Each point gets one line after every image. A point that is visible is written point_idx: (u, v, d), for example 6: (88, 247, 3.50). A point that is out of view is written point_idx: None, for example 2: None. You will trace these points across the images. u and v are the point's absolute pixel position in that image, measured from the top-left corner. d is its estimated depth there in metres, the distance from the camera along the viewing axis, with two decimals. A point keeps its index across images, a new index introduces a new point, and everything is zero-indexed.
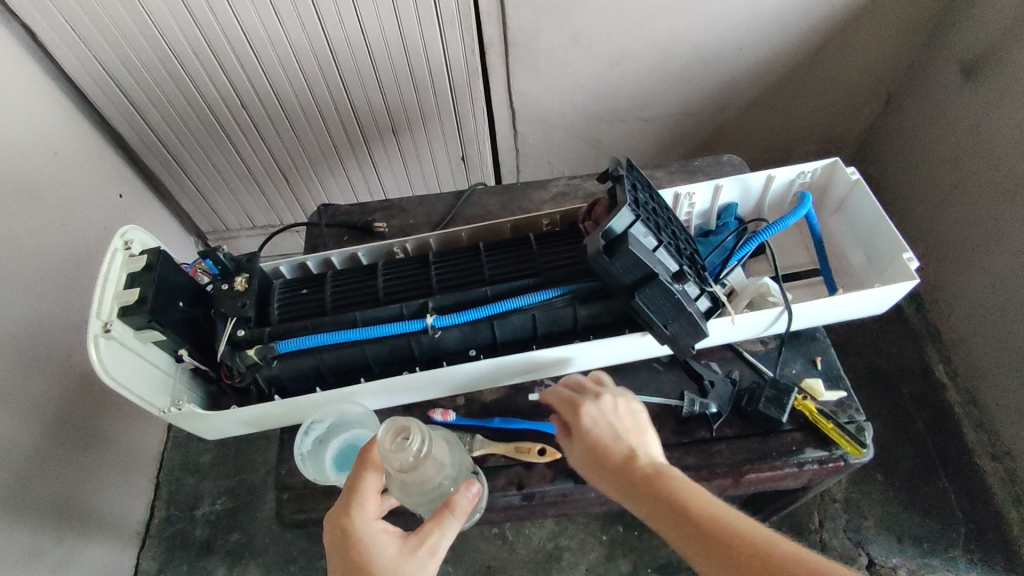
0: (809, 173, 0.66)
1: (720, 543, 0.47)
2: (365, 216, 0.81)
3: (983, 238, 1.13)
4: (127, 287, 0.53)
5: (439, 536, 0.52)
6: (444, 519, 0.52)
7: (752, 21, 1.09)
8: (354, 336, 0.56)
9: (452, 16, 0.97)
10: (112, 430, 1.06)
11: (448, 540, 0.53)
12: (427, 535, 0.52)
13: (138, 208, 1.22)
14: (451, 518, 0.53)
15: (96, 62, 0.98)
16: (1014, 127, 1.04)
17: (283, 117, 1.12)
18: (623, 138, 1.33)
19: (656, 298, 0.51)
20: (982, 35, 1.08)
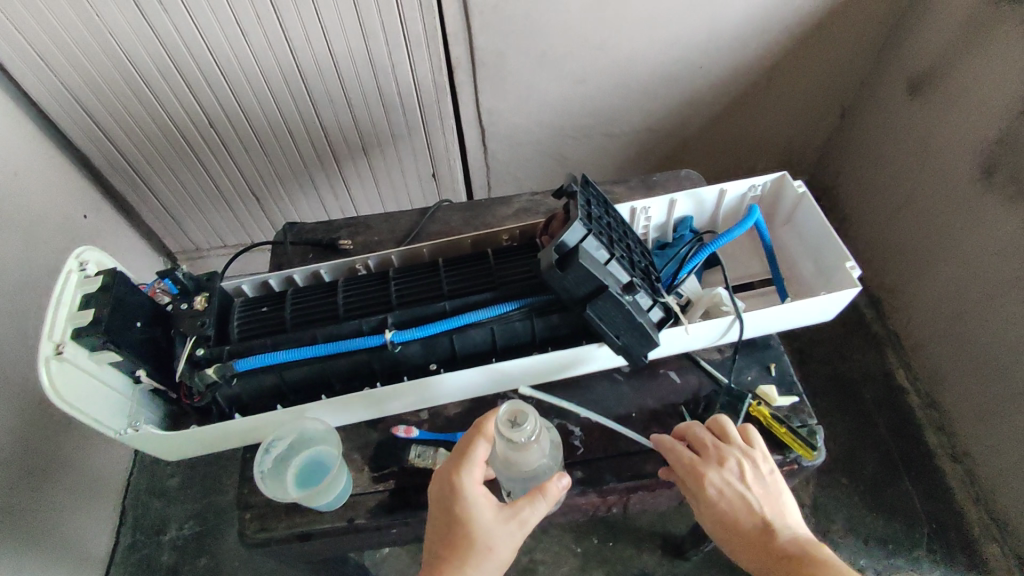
0: (759, 187, 0.69)
1: None
2: (330, 235, 0.81)
3: (936, 246, 1.17)
4: (81, 308, 0.53)
5: (529, 512, 0.55)
6: (536, 498, 0.55)
7: (712, 39, 1.13)
8: (313, 352, 0.56)
9: (418, 36, 0.99)
10: (75, 456, 1.03)
11: (535, 519, 0.55)
12: (520, 510, 0.55)
13: (103, 228, 1.20)
14: (541, 499, 0.55)
15: (59, 83, 0.97)
16: (961, 140, 1.09)
17: (252, 136, 1.12)
18: (590, 155, 1.36)
19: (607, 308, 0.52)
20: (928, 53, 1.14)
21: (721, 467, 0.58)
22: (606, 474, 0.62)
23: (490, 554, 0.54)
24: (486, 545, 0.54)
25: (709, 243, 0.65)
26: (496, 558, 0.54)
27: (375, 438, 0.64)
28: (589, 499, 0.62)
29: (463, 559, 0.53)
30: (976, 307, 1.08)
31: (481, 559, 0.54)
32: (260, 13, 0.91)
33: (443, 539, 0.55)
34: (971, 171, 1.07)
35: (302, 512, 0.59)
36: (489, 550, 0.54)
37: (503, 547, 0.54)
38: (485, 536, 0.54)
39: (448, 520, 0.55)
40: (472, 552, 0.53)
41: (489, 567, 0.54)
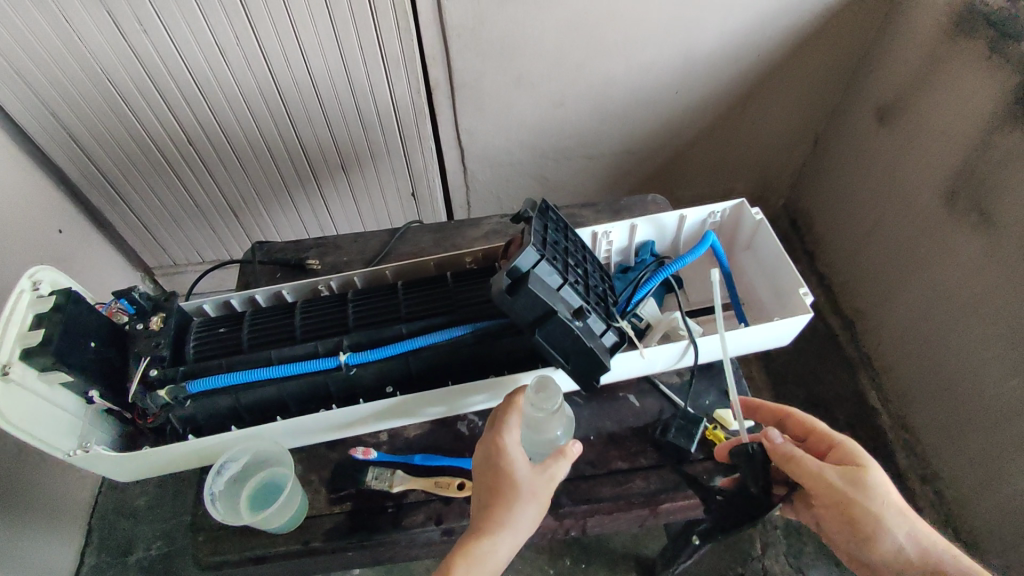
0: (718, 214, 0.70)
1: None
2: (299, 254, 0.82)
3: (904, 270, 1.19)
4: (32, 328, 0.53)
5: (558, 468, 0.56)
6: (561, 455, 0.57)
7: (686, 65, 1.16)
8: (268, 374, 0.56)
9: (396, 58, 1.01)
10: (41, 474, 1.02)
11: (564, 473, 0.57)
12: (551, 462, 0.56)
13: (78, 243, 1.20)
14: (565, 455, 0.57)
15: (35, 98, 0.97)
16: (926, 167, 1.12)
17: (230, 153, 1.13)
18: (569, 176, 1.38)
19: (557, 333, 0.53)
20: (895, 83, 1.17)
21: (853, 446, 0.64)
22: (563, 497, 0.63)
23: (532, 501, 0.54)
24: (529, 492, 0.54)
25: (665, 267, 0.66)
26: (537, 507, 0.55)
27: (333, 460, 0.64)
28: (547, 522, 0.62)
29: (509, 506, 0.53)
30: (942, 330, 1.10)
31: (526, 506, 0.54)
32: (239, 34, 0.92)
33: (488, 492, 0.54)
34: (936, 197, 1.10)
35: (256, 534, 0.59)
36: (533, 496, 0.54)
37: (542, 494, 0.55)
38: (528, 483, 0.54)
39: (489, 472, 0.55)
40: (518, 499, 0.53)
41: (533, 514, 0.54)
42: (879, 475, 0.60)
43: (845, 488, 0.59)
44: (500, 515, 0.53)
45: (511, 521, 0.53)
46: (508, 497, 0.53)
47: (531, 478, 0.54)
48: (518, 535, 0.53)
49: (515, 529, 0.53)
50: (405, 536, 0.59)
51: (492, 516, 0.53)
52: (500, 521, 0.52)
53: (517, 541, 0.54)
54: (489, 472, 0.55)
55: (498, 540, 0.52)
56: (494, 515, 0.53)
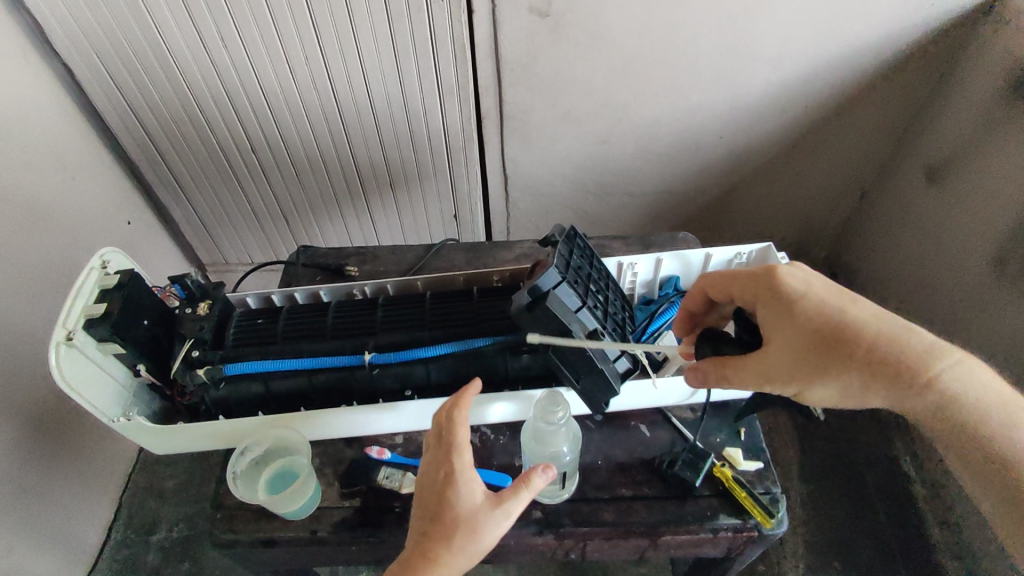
0: (744, 255, 0.72)
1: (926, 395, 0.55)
2: (340, 261, 0.87)
3: (948, 332, 1.16)
4: (97, 301, 0.58)
5: (513, 501, 0.53)
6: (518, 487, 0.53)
7: (733, 112, 1.18)
8: (299, 364, 0.61)
9: (450, 85, 1.07)
10: (83, 446, 1.08)
11: (520, 506, 0.53)
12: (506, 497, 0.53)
13: (143, 234, 1.28)
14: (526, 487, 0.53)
15: (123, 99, 1.08)
16: (976, 231, 1.09)
17: (288, 163, 1.21)
18: (609, 211, 1.40)
19: (569, 351, 0.56)
20: (947, 144, 1.16)
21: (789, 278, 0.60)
22: (565, 518, 0.63)
23: (474, 539, 0.51)
24: (472, 527, 0.51)
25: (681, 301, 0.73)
26: (482, 543, 0.51)
27: (349, 456, 0.67)
28: (546, 540, 0.63)
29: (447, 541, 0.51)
30: None
31: (466, 541, 0.51)
32: (308, 54, 1.00)
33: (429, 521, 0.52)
34: (985, 261, 1.07)
35: (269, 518, 0.62)
36: (476, 532, 0.51)
37: (490, 533, 0.52)
38: (471, 520, 0.51)
39: (437, 499, 0.53)
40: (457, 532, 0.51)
41: (473, 552, 0.51)
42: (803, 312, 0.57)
43: (749, 361, 0.59)
44: (435, 550, 0.51)
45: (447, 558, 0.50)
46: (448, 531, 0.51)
47: (475, 515, 0.51)
48: (455, 570, 0.51)
49: (450, 567, 0.50)
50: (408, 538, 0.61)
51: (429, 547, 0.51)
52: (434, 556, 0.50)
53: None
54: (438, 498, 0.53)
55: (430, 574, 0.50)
56: (431, 547, 0.51)
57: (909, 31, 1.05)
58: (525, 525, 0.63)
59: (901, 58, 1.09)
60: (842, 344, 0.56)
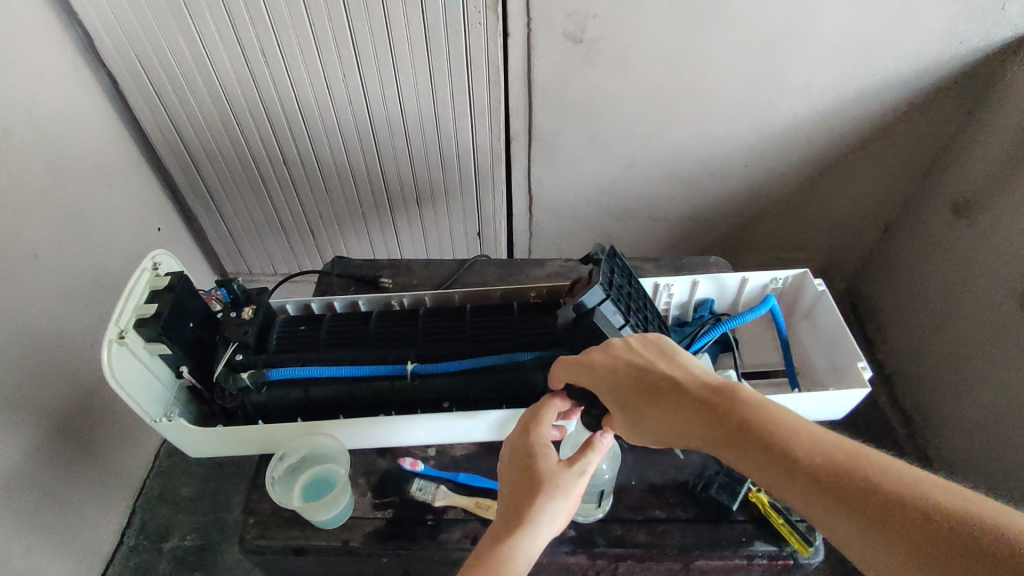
0: (780, 281, 0.75)
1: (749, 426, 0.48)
2: (374, 273, 0.89)
3: (974, 369, 1.15)
4: (147, 301, 0.60)
5: (587, 460, 0.54)
6: (586, 448, 0.55)
7: (759, 141, 1.19)
8: (341, 372, 0.63)
9: (483, 106, 1.09)
10: (104, 448, 1.08)
11: (594, 465, 0.54)
12: (577, 456, 0.54)
13: (173, 241, 1.30)
14: (594, 448, 0.55)
15: (163, 111, 1.10)
16: (1004, 267, 1.08)
17: (318, 177, 1.23)
18: (632, 235, 1.41)
19: None
20: (973, 180, 1.17)
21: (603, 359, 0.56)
22: (597, 538, 0.63)
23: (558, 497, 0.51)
24: (554, 484, 0.51)
25: (724, 322, 0.71)
26: (566, 500, 0.51)
27: (382, 467, 0.67)
28: (578, 560, 0.63)
29: (533, 499, 0.51)
30: (1015, 435, 1.04)
31: (551, 497, 0.51)
32: (346, 72, 1.02)
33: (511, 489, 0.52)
34: (1013, 297, 1.06)
35: (302, 526, 0.63)
36: (556, 488, 0.51)
37: (571, 489, 0.52)
38: (550, 475, 0.52)
39: (518, 469, 0.54)
40: (543, 490, 0.51)
41: (559, 508, 0.51)
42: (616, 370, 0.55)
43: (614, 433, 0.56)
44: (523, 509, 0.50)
45: (534, 515, 0.50)
46: (533, 489, 0.51)
47: (554, 468, 0.52)
48: (546, 526, 0.50)
49: (540, 524, 0.50)
50: (439, 551, 0.61)
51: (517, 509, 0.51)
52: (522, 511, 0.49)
53: (546, 538, 0.50)
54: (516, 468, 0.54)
55: (521, 530, 0.49)
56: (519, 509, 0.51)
57: (936, 67, 1.06)
58: (557, 544, 0.63)
59: (927, 93, 1.11)
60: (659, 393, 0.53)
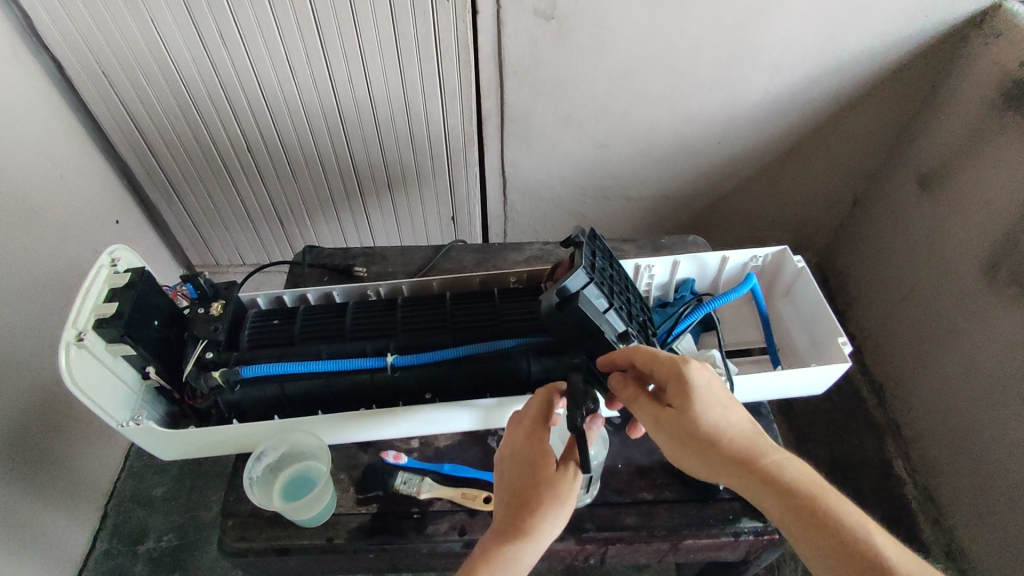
0: (760, 258, 0.75)
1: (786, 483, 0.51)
2: (347, 262, 0.87)
3: (939, 338, 1.18)
4: (107, 300, 0.57)
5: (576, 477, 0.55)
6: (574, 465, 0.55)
7: (731, 118, 1.19)
8: (319, 367, 0.61)
9: (453, 87, 1.06)
10: (70, 452, 1.04)
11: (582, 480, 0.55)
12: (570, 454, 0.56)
13: (133, 234, 1.25)
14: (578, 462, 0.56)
15: (117, 99, 1.05)
16: (968, 239, 1.11)
17: (285, 164, 1.18)
18: (607, 215, 1.40)
19: (600, 351, 0.59)
20: (937, 153, 1.19)
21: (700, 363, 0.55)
22: (585, 522, 0.64)
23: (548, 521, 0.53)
24: (555, 490, 0.53)
25: (707, 303, 0.71)
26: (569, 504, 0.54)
27: (365, 461, 0.66)
28: (568, 546, 0.63)
29: (535, 507, 0.53)
30: (979, 401, 1.08)
31: (555, 505, 0.53)
32: (310, 55, 0.98)
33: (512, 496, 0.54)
34: (976, 268, 1.09)
35: (283, 526, 0.62)
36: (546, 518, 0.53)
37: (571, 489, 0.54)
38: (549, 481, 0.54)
39: (519, 472, 0.54)
40: (544, 497, 0.53)
41: (562, 511, 0.53)
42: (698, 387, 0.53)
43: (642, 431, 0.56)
44: (526, 516, 0.52)
45: (539, 522, 0.52)
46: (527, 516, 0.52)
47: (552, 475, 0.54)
48: (550, 531, 0.53)
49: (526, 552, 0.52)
50: (426, 544, 0.61)
51: (519, 517, 0.52)
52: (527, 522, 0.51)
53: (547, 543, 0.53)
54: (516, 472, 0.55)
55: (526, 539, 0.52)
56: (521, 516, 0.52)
57: (903, 41, 1.07)
58: None
59: (895, 67, 1.12)
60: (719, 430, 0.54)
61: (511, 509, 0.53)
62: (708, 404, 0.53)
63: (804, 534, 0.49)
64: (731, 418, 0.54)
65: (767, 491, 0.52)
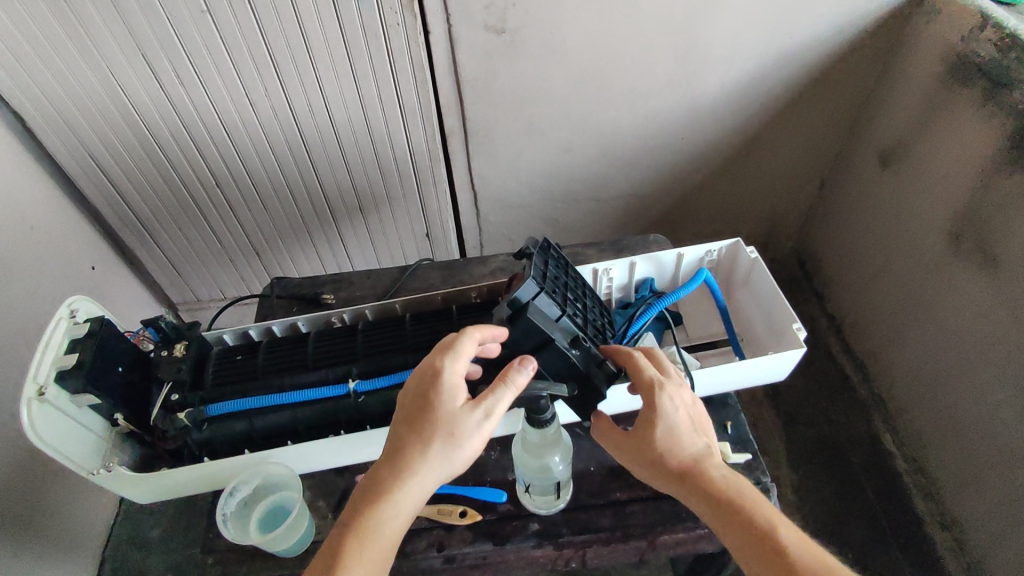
0: (714, 252, 0.77)
1: (726, 502, 0.57)
2: (316, 290, 0.89)
3: (913, 311, 1.20)
4: (67, 351, 0.58)
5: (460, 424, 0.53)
6: (498, 387, 0.54)
7: (692, 110, 1.20)
8: (283, 399, 0.63)
9: (413, 107, 1.07)
10: (62, 502, 1.04)
11: (470, 429, 0.53)
12: (485, 397, 0.54)
13: (110, 279, 1.25)
14: (505, 387, 0.54)
15: (81, 146, 1.06)
16: (932, 211, 1.13)
17: (255, 195, 1.19)
18: (580, 218, 1.42)
19: (555, 359, 0.60)
20: (895, 130, 1.21)
21: (676, 388, 0.60)
22: (559, 528, 0.69)
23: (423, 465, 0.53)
24: (449, 431, 0.53)
25: (659, 301, 0.73)
26: (458, 456, 0.54)
27: (342, 487, 0.68)
28: (546, 552, 0.68)
29: (424, 447, 0.53)
30: (957, 369, 1.09)
31: (443, 448, 0.53)
32: (267, 86, 0.99)
33: (406, 432, 0.53)
34: (942, 239, 1.11)
35: (264, 558, 0.64)
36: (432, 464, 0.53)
37: (470, 438, 0.54)
38: (449, 421, 0.53)
39: (414, 406, 0.55)
40: (435, 438, 0.53)
41: (448, 458, 0.53)
42: (669, 407, 0.59)
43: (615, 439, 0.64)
44: (411, 459, 0.53)
45: (422, 461, 0.53)
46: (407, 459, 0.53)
47: (454, 415, 0.53)
48: (429, 477, 0.54)
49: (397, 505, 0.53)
50: None
51: (403, 455, 0.53)
52: (409, 464, 0.52)
53: (416, 497, 0.54)
54: (417, 406, 0.54)
55: (401, 480, 0.53)
56: (405, 456, 0.53)
57: (852, 20, 1.08)
58: (523, 539, 0.69)
59: (848, 47, 1.13)
60: (678, 450, 0.60)
61: (398, 446, 0.54)
62: (674, 425, 0.59)
63: (739, 541, 0.55)
64: (692, 438, 0.60)
65: (710, 502, 0.57)
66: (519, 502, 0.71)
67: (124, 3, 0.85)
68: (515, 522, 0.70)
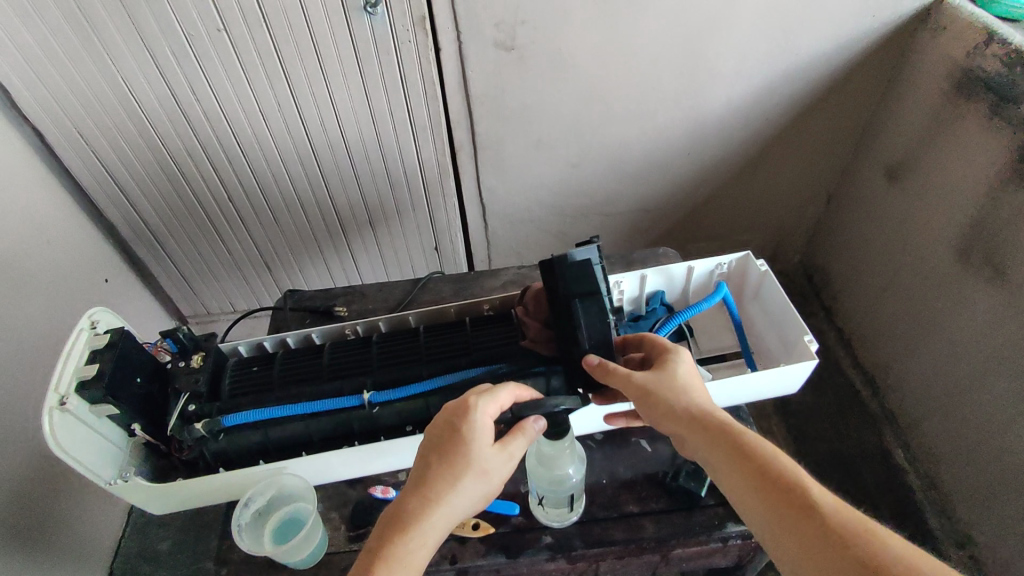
0: (725, 265, 0.78)
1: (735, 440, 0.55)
2: (328, 302, 0.90)
3: (923, 324, 1.19)
4: (89, 361, 0.60)
5: (488, 461, 0.54)
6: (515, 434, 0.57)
7: (698, 124, 1.21)
8: (299, 409, 0.64)
9: (424, 122, 1.08)
10: (71, 514, 1.04)
11: (498, 470, 0.55)
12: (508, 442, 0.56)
13: (123, 291, 1.27)
14: (521, 435, 0.57)
15: (98, 161, 1.08)
16: (940, 225, 1.13)
17: (266, 210, 1.21)
18: (588, 232, 1.43)
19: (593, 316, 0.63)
20: (901, 145, 1.21)
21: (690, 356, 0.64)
22: (573, 541, 0.69)
23: (451, 495, 0.53)
24: (479, 471, 0.54)
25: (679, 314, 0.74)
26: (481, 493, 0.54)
27: (356, 499, 0.69)
28: (558, 565, 0.68)
29: (454, 480, 0.53)
30: (969, 384, 1.08)
31: (473, 484, 0.53)
32: (280, 101, 1.01)
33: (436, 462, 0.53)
34: (951, 253, 1.11)
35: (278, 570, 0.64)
36: (459, 497, 0.53)
37: (495, 475, 0.55)
38: (481, 457, 0.54)
39: (439, 441, 0.55)
40: (465, 475, 0.53)
41: (475, 494, 0.54)
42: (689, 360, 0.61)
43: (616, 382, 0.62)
44: (441, 488, 0.52)
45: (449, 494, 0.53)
46: (435, 492, 0.52)
47: (485, 452, 0.54)
48: (454, 511, 0.53)
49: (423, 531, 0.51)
50: None
51: (430, 487, 0.53)
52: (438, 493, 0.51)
53: (441, 529, 0.52)
54: (447, 438, 0.54)
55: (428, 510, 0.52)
56: (432, 489, 0.53)
57: (857, 37, 1.09)
58: (537, 552, 0.69)
59: (853, 63, 1.14)
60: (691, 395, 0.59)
61: (424, 475, 0.53)
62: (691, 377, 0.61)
63: (751, 473, 0.52)
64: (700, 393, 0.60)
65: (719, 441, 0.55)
66: (532, 516, 0.71)
67: (142, 20, 0.87)
68: (527, 535, 0.70)
